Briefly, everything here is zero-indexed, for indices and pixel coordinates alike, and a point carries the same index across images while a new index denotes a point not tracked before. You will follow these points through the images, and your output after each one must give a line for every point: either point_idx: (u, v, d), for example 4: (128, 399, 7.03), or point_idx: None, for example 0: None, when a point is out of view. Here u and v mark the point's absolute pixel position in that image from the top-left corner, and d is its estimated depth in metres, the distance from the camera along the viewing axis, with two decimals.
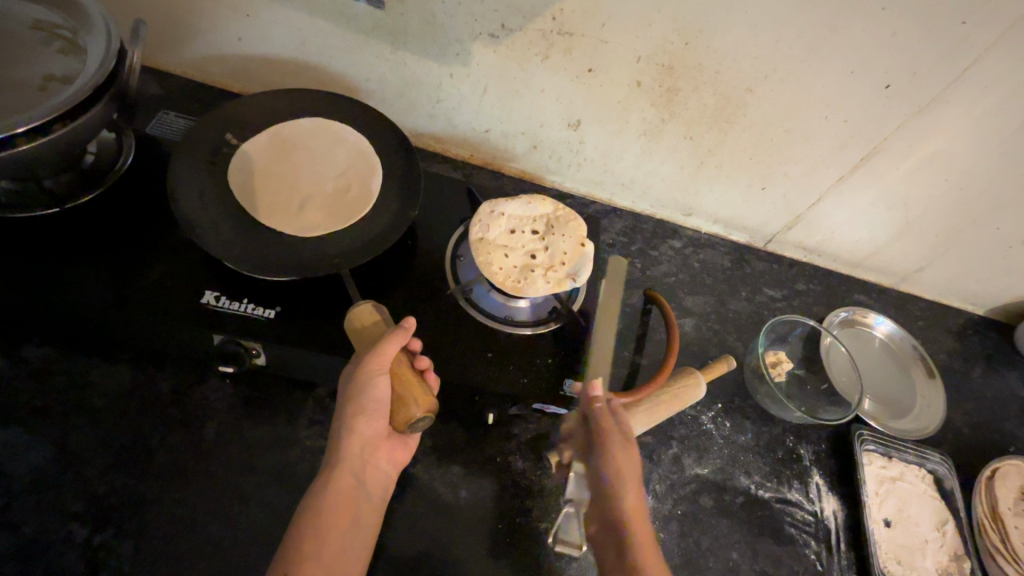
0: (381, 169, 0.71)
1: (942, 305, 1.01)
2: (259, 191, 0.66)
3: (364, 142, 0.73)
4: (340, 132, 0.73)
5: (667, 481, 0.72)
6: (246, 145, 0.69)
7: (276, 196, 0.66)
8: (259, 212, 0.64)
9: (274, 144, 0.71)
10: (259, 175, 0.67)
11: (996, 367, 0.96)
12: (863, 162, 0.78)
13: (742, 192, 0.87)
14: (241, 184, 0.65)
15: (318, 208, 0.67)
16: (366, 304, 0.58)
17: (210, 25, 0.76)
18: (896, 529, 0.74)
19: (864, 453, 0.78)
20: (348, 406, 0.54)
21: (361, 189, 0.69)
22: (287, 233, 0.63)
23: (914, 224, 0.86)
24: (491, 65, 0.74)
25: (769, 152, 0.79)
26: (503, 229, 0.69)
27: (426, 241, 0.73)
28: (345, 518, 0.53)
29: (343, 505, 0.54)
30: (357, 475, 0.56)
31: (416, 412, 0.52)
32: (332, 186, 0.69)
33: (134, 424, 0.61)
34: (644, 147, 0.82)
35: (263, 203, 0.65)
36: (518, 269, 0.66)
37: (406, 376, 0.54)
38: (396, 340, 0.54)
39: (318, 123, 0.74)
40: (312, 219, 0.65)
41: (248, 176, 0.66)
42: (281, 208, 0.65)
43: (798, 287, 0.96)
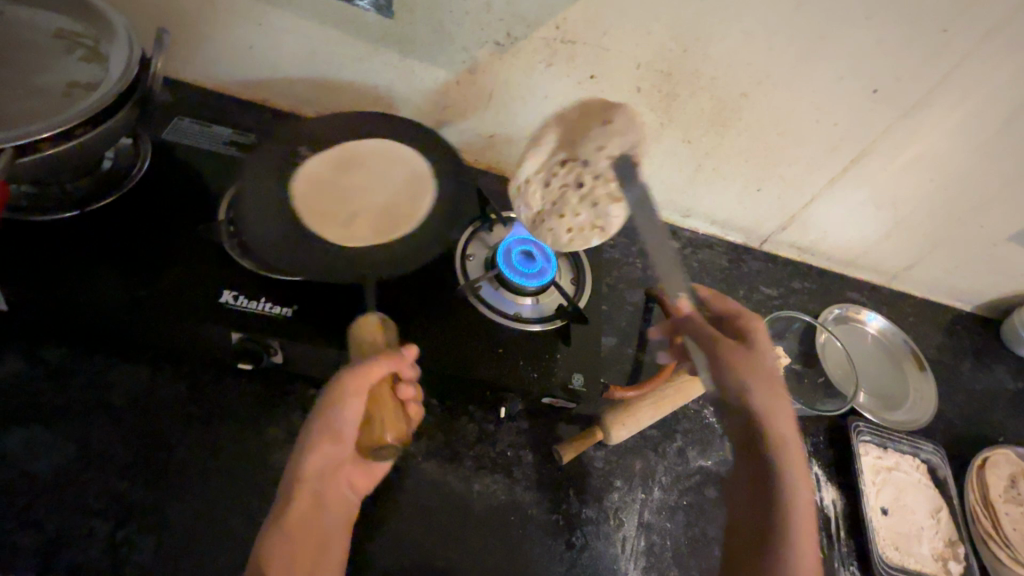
0: (434, 191, 0.71)
1: (931, 302, 1.04)
2: (313, 199, 0.68)
3: (421, 165, 0.74)
4: (401, 151, 0.75)
5: (673, 473, 0.73)
6: (309, 155, 0.71)
7: (330, 206, 0.68)
8: (308, 218, 0.66)
9: (339, 155, 0.73)
10: (320, 184, 0.69)
11: (984, 361, 1.00)
12: (853, 163, 0.81)
13: (738, 193, 0.90)
14: (300, 190, 0.68)
15: (367, 222, 0.68)
16: (371, 315, 0.59)
17: (221, 34, 0.78)
18: (892, 517, 0.76)
19: (860, 443, 0.80)
20: (326, 424, 0.55)
21: (411, 209, 0.70)
22: (335, 245, 0.65)
23: (903, 222, 0.89)
24: (497, 71, 0.77)
25: (765, 154, 0.82)
26: (588, 166, 0.67)
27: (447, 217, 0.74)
28: (308, 538, 0.55)
29: (305, 525, 0.55)
30: (319, 497, 0.57)
31: (386, 439, 0.54)
32: (386, 201, 0.70)
33: (153, 422, 0.62)
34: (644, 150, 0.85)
35: (314, 210, 0.67)
36: (556, 209, 0.69)
37: (383, 404, 0.55)
38: (384, 365, 0.54)
39: (380, 138, 0.75)
40: (358, 233, 0.67)
41: (309, 185, 0.69)
42: (331, 218, 0.67)
43: (793, 285, 0.99)
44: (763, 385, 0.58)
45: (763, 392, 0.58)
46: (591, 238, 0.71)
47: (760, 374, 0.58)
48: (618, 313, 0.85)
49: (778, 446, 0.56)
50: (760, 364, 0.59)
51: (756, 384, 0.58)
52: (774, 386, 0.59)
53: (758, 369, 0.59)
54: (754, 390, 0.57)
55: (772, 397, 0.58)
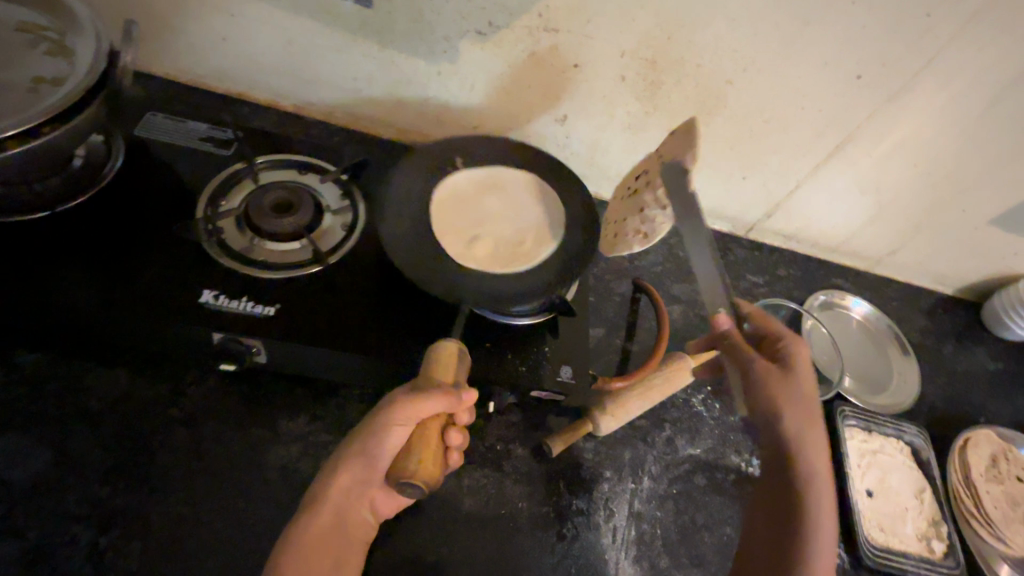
0: (558, 241, 0.72)
1: (913, 286, 1.06)
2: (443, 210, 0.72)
3: (558, 215, 0.75)
4: (548, 197, 0.76)
5: (662, 462, 0.73)
6: (461, 173, 0.76)
7: (460, 222, 0.72)
8: (435, 225, 0.70)
9: (489, 180, 0.77)
10: (462, 203, 0.74)
11: (965, 343, 1.02)
12: (837, 150, 0.81)
13: (724, 182, 0.90)
14: (441, 201, 0.73)
15: (486, 247, 0.70)
16: (451, 344, 0.57)
17: (193, 26, 0.76)
18: (878, 499, 0.77)
19: (847, 428, 0.81)
20: (362, 442, 0.54)
21: (531, 248, 0.71)
22: (449, 254, 0.68)
23: (886, 208, 0.90)
24: (480, 61, 0.76)
25: (751, 142, 0.82)
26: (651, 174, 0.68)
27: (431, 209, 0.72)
28: (326, 556, 0.53)
29: (321, 546, 0.53)
30: (341, 518, 0.55)
31: (414, 481, 0.51)
32: (513, 236, 0.72)
33: (133, 426, 0.61)
34: (629, 140, 0.85)
35: (445, 221, 0.71)
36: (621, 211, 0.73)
37: (428, 439, 0.53)
38: (438, 403, 0.52)
39: (530, 181, 0.77)
40: (479, 255, 0.69)
41: (450, 198, 0.74)
42: (457, 235, 0.70)
43: (778, 272, 0.99)
44: (802, 414, 0.52)
45: (800, 423, 0.51)
46: (630, 240, 0.70)
47: (798, 404, 0.52)
48: (605, 304, 0.85)
49: (813, 491, 0.50)
50: (801, 392, 0.52)
51: (794, 414, 0.51)
52: (814, 419, 0.52)
53: (798, 397, 0.52)
54: (792, 419, 0.51)
55: (808, 429, 0.52)
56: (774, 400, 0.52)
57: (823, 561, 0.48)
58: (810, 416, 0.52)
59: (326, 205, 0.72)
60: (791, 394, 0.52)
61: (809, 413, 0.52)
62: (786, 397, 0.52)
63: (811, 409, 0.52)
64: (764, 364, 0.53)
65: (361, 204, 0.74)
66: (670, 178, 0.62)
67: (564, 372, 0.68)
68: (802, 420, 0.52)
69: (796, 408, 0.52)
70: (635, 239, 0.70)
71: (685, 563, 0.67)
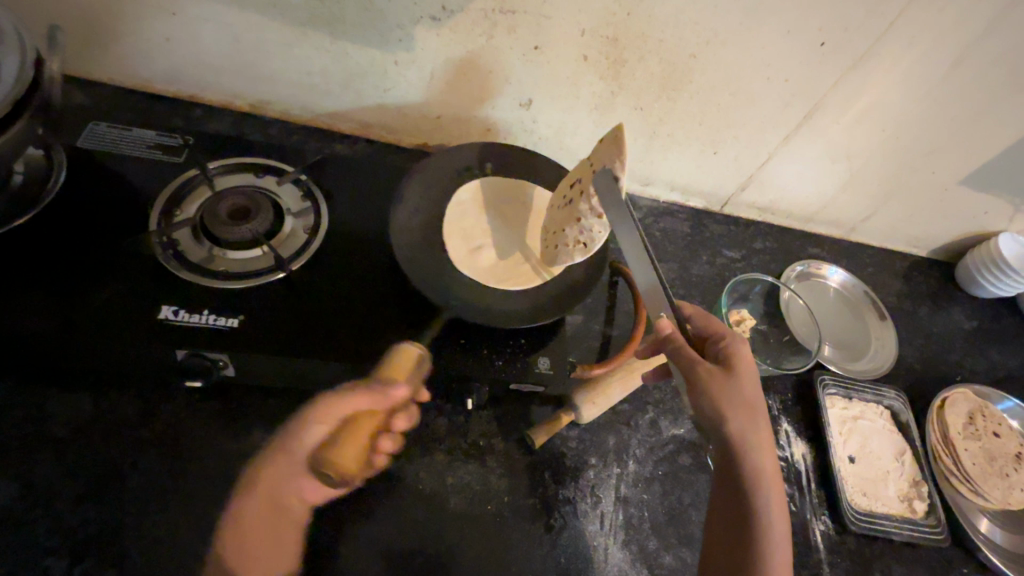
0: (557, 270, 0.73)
1: (888, 249, 1.07)
2: (458, 209, 0.75)
3: None
4: None
5: (647, 444, 0.73)
6: (479, 184, 0.79)
7: (471, 228, 0.75)
8: (446, 225, 0.72)
9: (508, 195, 0.80)
10: (476, 212, 0.77)
11: (940, 303, 1.03)
12: (806, 120, 0.81)
13: (695, 158, 0.89)
14: (460, 202, 0.76)
15: (488, 257, 0.73)
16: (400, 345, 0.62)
17: (131, 27, 0.71)
18: (860, 464, 0.78)
19: (827, 395, 0.82)
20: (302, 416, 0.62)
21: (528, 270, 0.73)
22: (452, 255, 0.70)
23: (857, 174, 0.90)
24: (437, 48, 0.73)
25: (719, 116, 0.81)
26: (581, 183, 0.67)
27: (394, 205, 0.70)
28: (264, 521, 0.57)
29: (262, 509, 0.58)
30: (278, 494, 0.59)
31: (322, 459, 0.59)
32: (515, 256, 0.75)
33: (101, 451, 0.59)
34: (597, 121, 0.83)
35: (456, 223, 0.73)
36: (557, 221, 0.71)
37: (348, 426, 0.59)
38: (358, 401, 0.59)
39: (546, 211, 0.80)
40: (478, 263, 0.71)
41: (467, 203, 0.76)
42: (465, 239, 0.73)
43: (755, 246, 0.99)
44: (747, 415, 0.54)
45: (744, 425, 0.53)
46: (573, 250, 0.68)
47: (740, 406, 0.53)
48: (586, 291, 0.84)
49: (762, 489, 0.53)
50: (741, 395, 0.54)
51: (736, 417, 0.53)
52: (756, 418, 0.54)
53: (740, 399, 0.54)
54: (735, 422, 0.53)
55: (752, 430, 0.54)
56: (716, 405, 0.53)
57: (776, 554, 0.51)
58: (752, 416, 0.54)
59: (285, 207, 0.70)
60: (733, 398, 0.53)
61: (752, 413, 0.54)
62: (728, 401, 0.53)
63: (753, 410, 0.54)
64: (708, 369, 0.54)
65: (323, 204, 0.72)
66: (604, 188, 0.61)
67: (542, 360, 0.67)
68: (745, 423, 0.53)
69: (740, 411, 0.53)
70: (578, 250, 0.68)
71: (674, 543, 0.67)
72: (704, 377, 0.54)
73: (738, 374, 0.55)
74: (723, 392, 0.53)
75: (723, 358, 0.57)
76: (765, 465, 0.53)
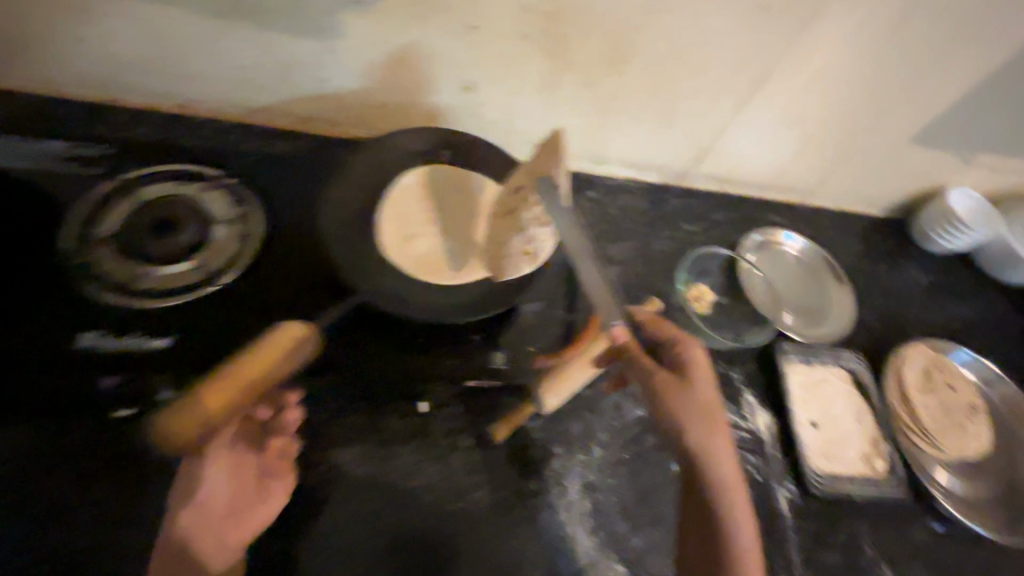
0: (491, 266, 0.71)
1: (847, 211, 1.07)
2: (398, 209, 0.73)
3: None
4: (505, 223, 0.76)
5: (612, 428, 0.73)
6: (426, 172, 0.77)
7: (409, 214, 0.73)
8: (383, 210, 0.71)
9: (456, 183, 0.77)
10: (419, 199, 0.75)
11: (897, 261, 1.04)
12: (757, 87, 0.79)
13: (650, 132, 0.87)
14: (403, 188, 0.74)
15: (423, 244, 0.71)
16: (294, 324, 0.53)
17: (28, 30, 0.65)
18: (823, 429, 0.79)
19: (789, 363, 0.82)
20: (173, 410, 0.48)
21: (461, 262, 0.71)
22: (384, 240, 0.69)
23: (812, 139, 0.89)
24: (370, 33, 0.69)
25: (670, 88, 0.79)
26: (519, 190, 0.66)
27: (328, 204, 0.67)
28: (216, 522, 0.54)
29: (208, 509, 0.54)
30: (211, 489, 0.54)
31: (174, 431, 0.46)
32: (453, 246, 0.73)
33: (24, 495, 0.52)
34: (545, 101, 0.80)
35: (395, 209, 0.72)
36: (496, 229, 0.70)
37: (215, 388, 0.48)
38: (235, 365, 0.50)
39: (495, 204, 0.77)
40: (410, 250, 0.70)
41: (408, 189, 0.75)
42: (400, 227, 0.71)
43: (715, 218, 0.98)
44: (702, 424, 0.55)
45: (700, 432, 0.55)
46: (517, 260, 0.67)
47: (694, 415, 0.55)
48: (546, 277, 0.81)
49: (722, 492, 0.55)
50: (695, 404, 0.56)
51: (693, 427, 0.55)
52: (713, 425, 0.56)
53: (694, 408, 0.56)
54: (690, 431, 0.55)
55: (710, 437, 0.55)
56: (669, 416, 0.56)
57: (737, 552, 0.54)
58: (710, 422, 0.56)
59: (213, 217, 0.66)
60: (687, 407, 0.56)
61: (707, 420, 0.56)
62: (680, 411, 0.55)
63: (710, 417, 0.56)
64: (659, 382, 0.56)
65: (255, 208, 0.68)
66: (544, 197, 0.60)
67: (500, 356, 0.72)
68: (700, 431, 0.55)
69: (695, 421, 0.55)
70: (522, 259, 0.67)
71: (644, 525, 0.68)
72: (658, 390, 0.56)
73: (692, 382, 0.57)
74: (675, 403, 0.56)
75: (680, 366, 0.58)
76: (725, 470, 0.55)
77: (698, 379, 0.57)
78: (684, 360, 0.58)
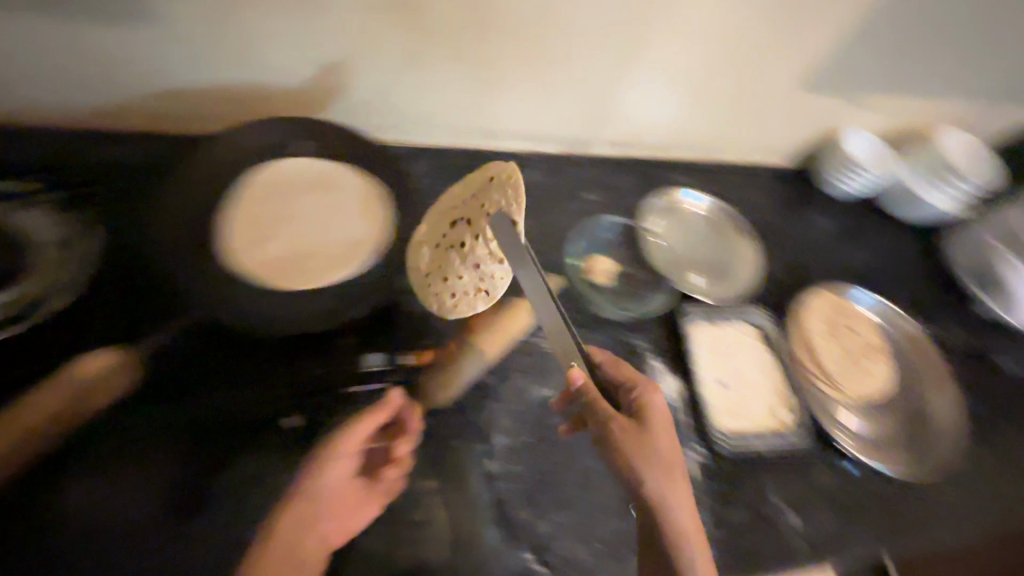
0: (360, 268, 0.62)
1: (754, 166, 1.06)
2: (265, 195, 0.64)
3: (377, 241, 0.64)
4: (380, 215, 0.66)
5: (512, 414, 0.71)
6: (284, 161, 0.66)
7: (264, 215, 0.63)
8: (229, 213, 0.61)
9: (323, 174, 0.67)
10: (277, 193, 0.65)
11: (802, 211, 1.05)
12: (628, 42, 0.77)
13: (534, 100, 0.83)
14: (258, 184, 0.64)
15: (280, 248, 0.62)
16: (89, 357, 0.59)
17: None
18: (730, 387, 0.79)
19: (692, 324, 0.82)
20: None
21: (325, 265, 0.62)
22: (229, 248, 0.59)
23: (700, 93, 0.88)
24: (199, 13, 0.64)
25: (539, 49, 0.75)
26: (472, 227, 0.62)
27: (164, 207, 0.59)
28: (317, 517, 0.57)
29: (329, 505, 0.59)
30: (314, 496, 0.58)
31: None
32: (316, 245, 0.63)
33: None
34: (413, 75, 0.76)
35: (244, 210, 0.62)
36: (440, 262, 0.65)
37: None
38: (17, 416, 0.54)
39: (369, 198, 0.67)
40: (262, 256, 0.60)
41: (263, 186, 0.64)
42: (253, 229, 0.62)
43: (619, 184, 0.96)
44: (662, 470, 0.57)
45: (660, 480, 0.57)
46: (469, 299, 0.63)
47: (655, 462, 0.57)
48: None
49: (681, 540, 0.56)
50: (656, 451, 0.58)
51: (653, 475, 0.57)
52: (671, 471, 0.58)
53: (655, 456, 0.57)
54: (651, 479, 0.57)
55: (669, 484, 0.57)
56: (629, 464, 0.57)
57: None
58: (669, 468, 0.58)
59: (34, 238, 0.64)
60: (648, 454, 0.57)
61: (667, 466, 0.58)
62: (641, 459, 0.57)
63: (668, 463, 0.58)
64: (619, 431, 0.58)
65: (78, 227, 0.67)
66: (503, 238, 0.56)
67: (376, 359, 0.68)
68: (660, 476, 0.57)
69: (654, 467, 0.57)
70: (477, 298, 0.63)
71: (548, 510, 0.66)
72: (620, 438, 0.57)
73: (653, 428, 0.59)
74: (637, 451, 0.57)
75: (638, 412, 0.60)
76: (684, 517, 0.57)
77: (658, 425, 0.60)
78: (643, 408, 0.60)
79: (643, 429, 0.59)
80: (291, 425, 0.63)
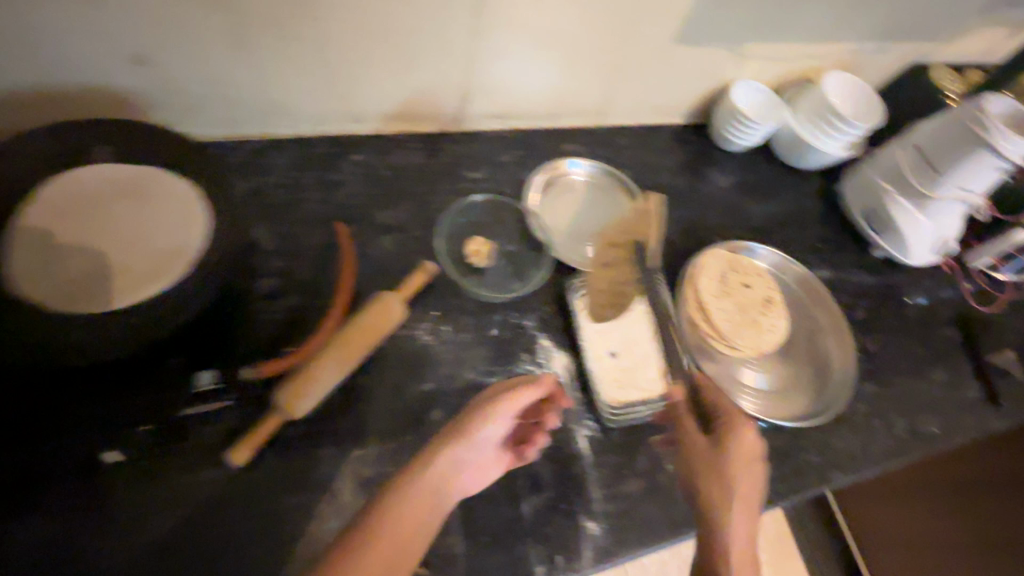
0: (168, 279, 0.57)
1: (647, 126, 1.03)
2: (63, 203, 0.58)
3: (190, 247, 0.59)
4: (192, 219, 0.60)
5: (389, 413, 0.68)
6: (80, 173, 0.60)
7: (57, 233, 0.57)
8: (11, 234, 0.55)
9: (128, 180, 0.61)
10: (74, 207, 0.59)
11: (699, 168, 1.03)
12: (483, 8, 0.72)
13: (394, 77, 0.77)
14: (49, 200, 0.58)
15: (76, 268, 0.56)
16: None
17: None
18: (622, 358, 0.78)
19: (578, 299, 0.79)
20: None
21: (129, 280, 0.56)
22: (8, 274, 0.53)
23: (573, 56, 0.83)
24: None
25: (387, 22, 0.70)
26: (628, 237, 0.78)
27: None
28: (412, 524, 0.52)
29: (422, 510, 0.53)
30: (437, 495, 0.55)
31: None
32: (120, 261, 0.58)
33: None
34: (247, 62, 0.69)
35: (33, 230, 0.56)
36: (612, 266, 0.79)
37: None
38: None
39: (180, 200, 0.61)
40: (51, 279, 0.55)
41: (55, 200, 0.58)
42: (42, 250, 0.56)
43: (503, 159, 0.92)
44: (737, 495, 0.59)
45: (725, 504, 0.59)
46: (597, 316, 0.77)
47: (735, 482, 0.60)
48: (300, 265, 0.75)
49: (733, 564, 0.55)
50: (741, 476, 0.60)
51: (725, 496, 0.59)
52: (744, 496, 0.60)
53: (736, 477, 0.60)
54: (717, 494, 0.59)
55: (734, 507, 0.59)
56: (710, 466, 0.60)
57: None
58: (739, 496, 0.59)
59: None
60: (727, 472, 0.60)
61: (744, 494, 0.60)
62: (721, 476, 0.60)
63: (743, 491, 0.60)
64: (728, 440, 0.61)
65: None
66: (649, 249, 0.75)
67: (206, 378, 0.63)
68: (726, 499, 0.59)
69: (724, 484, 0.60)
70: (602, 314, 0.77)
71: None
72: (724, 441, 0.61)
73: (745, 454, 0.61)
74: (722, 463, 0.60)
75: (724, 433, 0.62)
76: (740, 548, 0.57)
77: (751, 457, 0.61)
78: (738, 436, 0.61)
79: (739, 451, 0.61)
80: (113, 459, 0.58)
